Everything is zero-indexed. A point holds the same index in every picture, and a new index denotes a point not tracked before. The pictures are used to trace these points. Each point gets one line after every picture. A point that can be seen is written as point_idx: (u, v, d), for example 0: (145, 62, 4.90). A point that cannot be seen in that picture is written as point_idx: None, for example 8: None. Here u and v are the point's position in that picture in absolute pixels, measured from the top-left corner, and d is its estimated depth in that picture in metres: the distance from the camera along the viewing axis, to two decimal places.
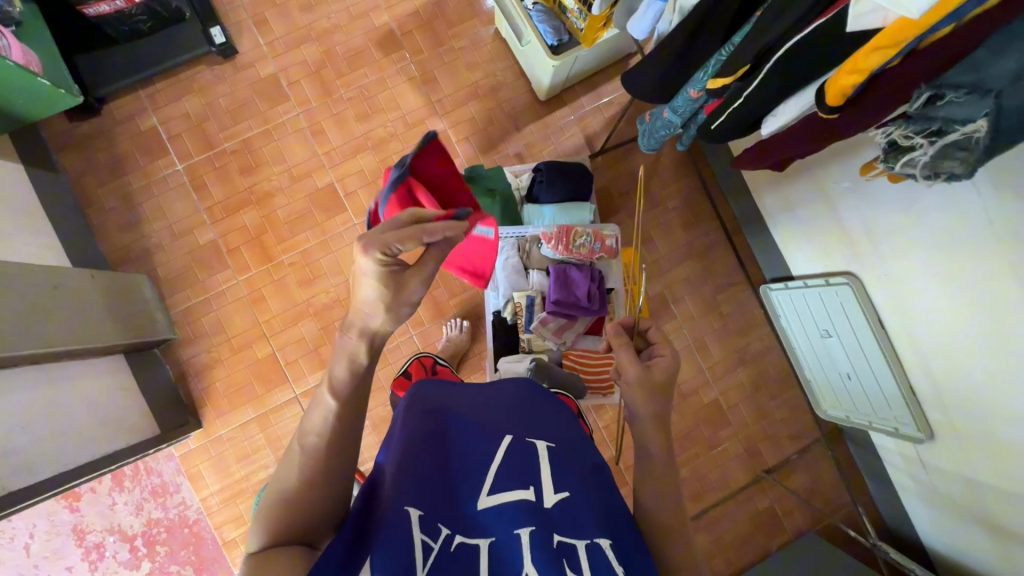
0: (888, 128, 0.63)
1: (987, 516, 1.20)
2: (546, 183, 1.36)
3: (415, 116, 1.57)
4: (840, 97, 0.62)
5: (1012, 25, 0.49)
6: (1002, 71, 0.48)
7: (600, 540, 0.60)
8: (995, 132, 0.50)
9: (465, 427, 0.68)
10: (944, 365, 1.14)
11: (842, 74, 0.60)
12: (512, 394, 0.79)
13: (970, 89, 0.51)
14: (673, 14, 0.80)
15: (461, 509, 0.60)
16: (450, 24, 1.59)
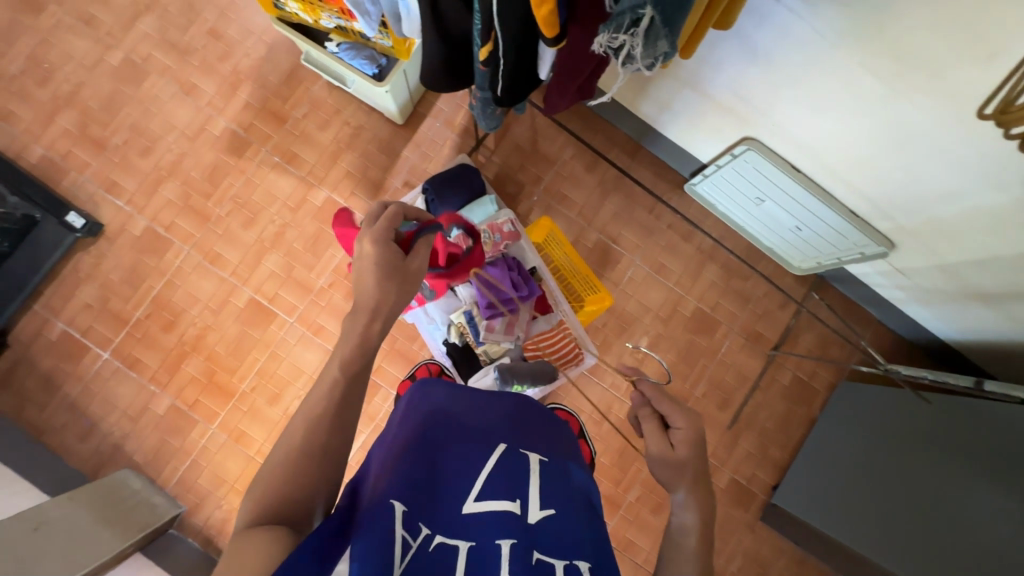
0: (597, 46, 0.59)
1: (977, 292, 1.20)
2: (438, 199, 1.36)
3: (296, 198, 1.55)
4: (552, 26, 0.57)
5: None
6: None
7: (580, 563, 0.58)
8: None
9: (460, 436, 0.67)
10: (867, 178, 1.13)
11: (536, 8, 0.55)
12: (509, 403, 0.78)
13: None
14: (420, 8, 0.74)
15: (446, 514, 0.59)
16: (284, 98, 1.57)
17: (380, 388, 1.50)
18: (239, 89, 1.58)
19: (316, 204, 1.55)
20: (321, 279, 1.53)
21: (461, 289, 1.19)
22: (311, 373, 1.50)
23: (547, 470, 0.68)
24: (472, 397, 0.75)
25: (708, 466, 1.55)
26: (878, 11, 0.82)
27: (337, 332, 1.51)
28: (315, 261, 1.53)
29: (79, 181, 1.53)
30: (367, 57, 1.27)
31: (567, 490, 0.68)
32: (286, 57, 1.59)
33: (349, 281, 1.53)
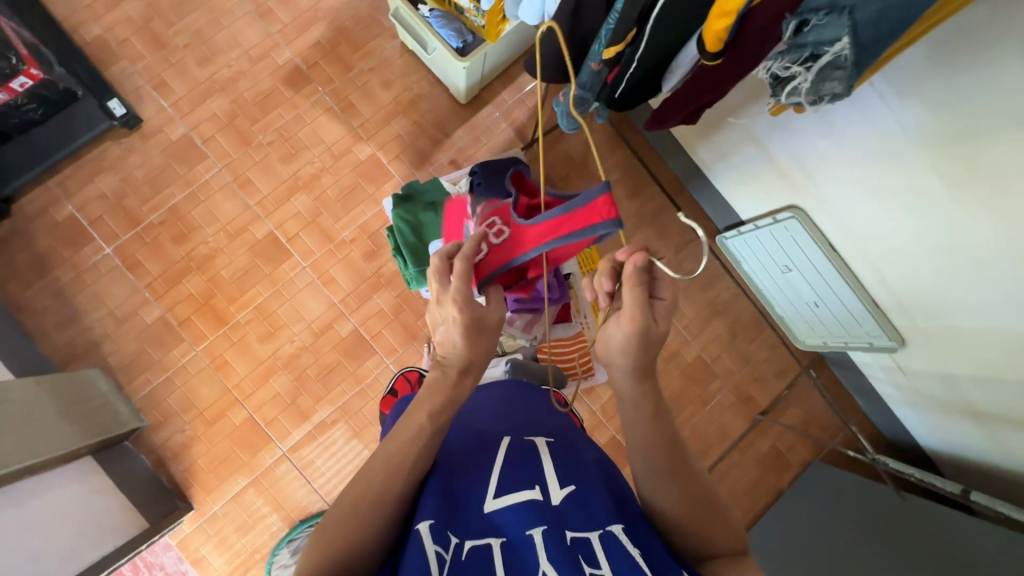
0: (766, 63, 0.63)
1: (968, 407, 1.25)
2: (485, 184, 1.35)
3: (340, 146, 1.53)
4: (718, 43, 0.63)
5: None
6: None
7: (612, 526, 0.58)
8: (859, 44, 0.54)
9: (461, 442, 0.71)
10: (898, 274, 1.17)
11: (712, 20, 0.61)
12: (500, 394, 0.82)
13: (829, 9, 0.53)
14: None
15: (472, 516, 0.60)
16: (354, 47, 1.56)
17: (374, 353, 1.48)
18: (313, 26, 1.56)
19: (359, 158, 1.53)
20: (344, 232, 1.51)
21: None
22: (309, 321, 1.48)
23: (564, 458, 0.69)
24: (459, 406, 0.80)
25: None
26: (961, 116, 0.86)
27: (346, 288, 1.49)
28: (343, 214, 1.51)
29: (129, 71, 1.50)
30: (455, 30, 1.29)
31: (586, 469, 0.68)
32: (367, 9, 1.58)
33: (371, 241, 1.52)
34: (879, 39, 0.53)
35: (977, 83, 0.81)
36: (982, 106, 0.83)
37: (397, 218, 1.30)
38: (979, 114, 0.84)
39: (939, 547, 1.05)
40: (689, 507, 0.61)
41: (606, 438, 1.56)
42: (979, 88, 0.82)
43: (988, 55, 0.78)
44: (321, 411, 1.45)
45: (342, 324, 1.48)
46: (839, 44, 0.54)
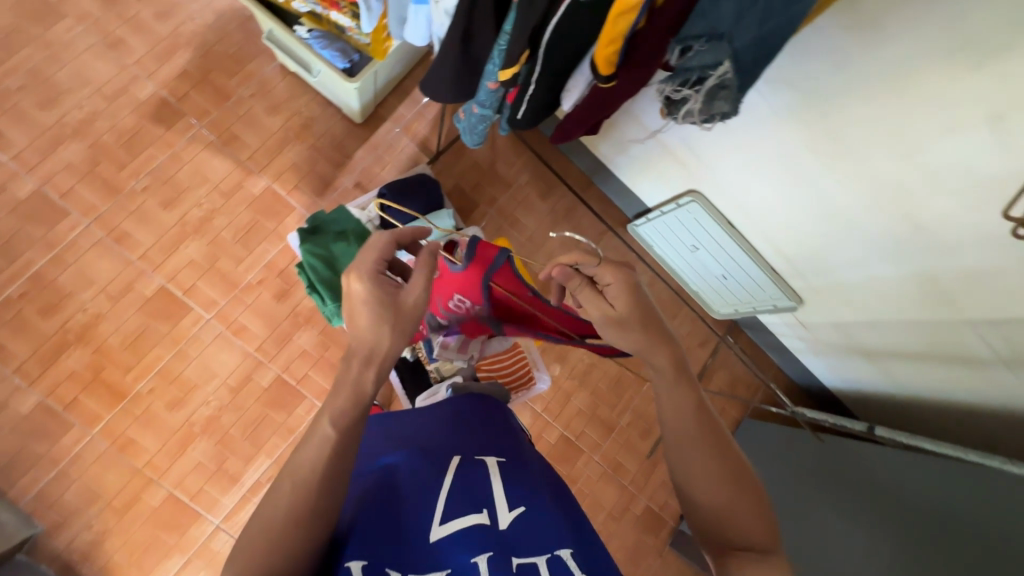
0: (661, 87, 0.69)
1: (861, 348, 1.40)
2: (395, 205, 1.30)
3: (229, 183, 1.41)
4: (610, 65, 0.66)
5: None
6: (726, 16, 0.57)
7: (561, 550, 0.58)
8: (739, 68, 0.60)
9: (409, 458, 0.65)
10: (789, 240, 1.28)
11: (602, 46, 0.63)
12: (452, 408, 0.77)
13: (708, 37, 0.59)
14: (443, 18, 0.78)
15: (416, 548, 0.56)
16: (228, 74, 1.44)
17: (303, 398, 1.38)
18: (177, 54, 1.42)
19: (253, 193, 1.42)
20: (249, 275, 1.39)
21: None
22: (224, 377, 1.35)
23: (516, 475, 0.67)
24: (413, 421, 0.73)
25: (627, 493, 1.61)
26: (823, 98, 0.96)
27: (261, 334, 1.38)
28: (244, 255, 1.39)
29: None
30: (338, 49, 1.23)
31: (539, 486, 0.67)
32: (237, 32, 1.46)
33: (282, 279, 1.41)
34: (753, 63, 0.61)
35: (829, 68, 0.91)
36: (842, 87, 0.92)
37: (307, 254, 1.21)
38: (840, 94, 0.93)
39: (865, 489, 1.16)
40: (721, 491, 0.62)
41: (555, 436, 1.59)
42: (837, 74, 0.91)
43: (840, 41, 0.87)
44: (252, 470, 1.34)
45: (262, 373, 1.37)
46: (722, 65, 0.61)
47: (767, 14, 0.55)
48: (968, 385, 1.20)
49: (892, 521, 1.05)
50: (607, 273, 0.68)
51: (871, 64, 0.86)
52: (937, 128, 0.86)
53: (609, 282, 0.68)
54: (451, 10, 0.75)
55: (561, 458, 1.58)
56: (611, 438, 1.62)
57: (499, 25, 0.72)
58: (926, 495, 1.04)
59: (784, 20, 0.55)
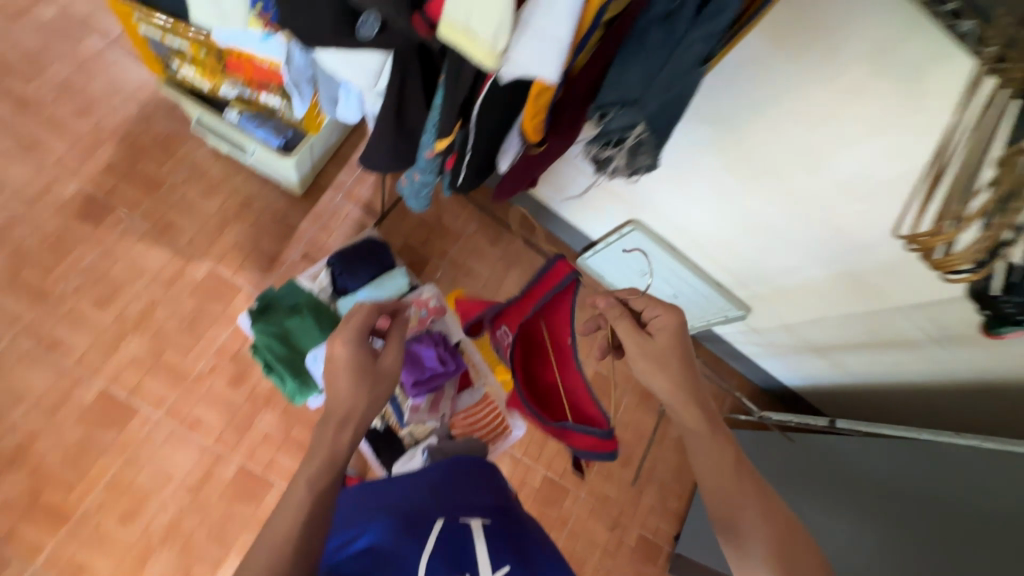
0: (588, 148, 0.74)
1: (811, 344, 1.48)
2: (346, 272, 1.30)
3: (169, 272, 1.36)
4: (538, 131, 0.69)
5: (623, 51, 0.61)
6: (635, 84, 0.61)
7: None
8: (653, 127, 0.65)
9: (392, 522, 0.61)
10: (727, 254, 1.37)
11: (528, 116, 0.67)
12: (439, 474, 0.74)
13: (621, 103, 0.63)
14: (375, 99, 0.82)
15: None
16: (157, 162, 1.41)
17: (272, 485, 1.31)
18: (100, 149, 1.38)
19: (196, 278, 1.37)
20: (199, 364, 1.33)
21: None
22: (181, 477, 1.26)
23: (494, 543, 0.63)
24: (398, 486, 0.69)
25: (619, 524, 1.60)
26: (733, 126, 1.05)
27: (219, 424, 1.31)
28: (192, 344, 1.33)
29: None
30: (272, 128, 1.22)
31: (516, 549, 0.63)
32: (162, 120, 1.44)
33: (235, 363, 1.35)
34: (665, 121, 0.65)
35: (733, 100, 1.01)
36: (747, 115, 1.02)
37: (259, 336, 1.19)
38: (746, 121, 1.02)
39: (836, 476, 1.17)
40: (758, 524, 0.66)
41: (539, 479, 1.57)
42: (740, 104, 1.00)
43: (737, 76, 0.97)
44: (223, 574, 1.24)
45: (224, 466, 1.29)
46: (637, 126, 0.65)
47: (672, 83, 0.59)
48: (910, 364, 1.29)
49: (876, 511, 1.04)
50: (655, 307, 0.78)
51: (768, 94, 0.96)
52: (838, 143, 0.96)
53: (661, 314, 0.77)
54: (383, 92, 0.81)
55: (548, 501, 1.56)
56: (594, 471, 1.62)
57: (428, 102, 0.78)
58: (902, 482, 1.04)
59: (686, 88, 0.60)
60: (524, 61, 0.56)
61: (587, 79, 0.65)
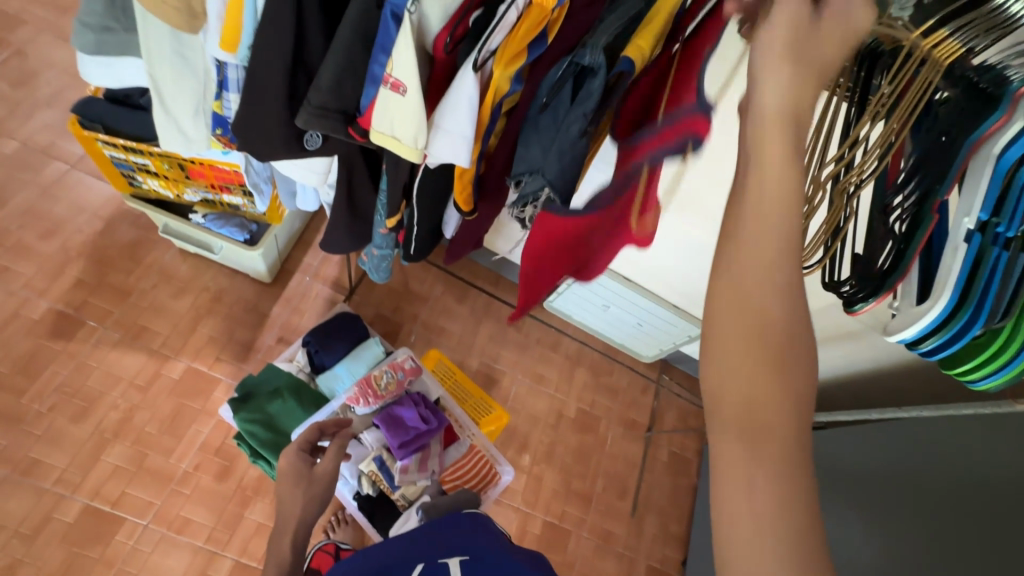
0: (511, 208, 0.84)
1: None
2: (322, 349, 1.34)
3: (145, 376, 1.37)
4: (467, 201, 0.78)
5: (529, 128, 0.70)
6: (536, 156, 0.70)
7: None
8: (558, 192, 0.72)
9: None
10: (675, 276, 1.49)
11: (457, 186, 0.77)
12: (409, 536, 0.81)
13: (529, 172, 0.72)
14: (329, 191, 0.94)
15: None
16: (126, 271, 1.46)
17: None
18: (69, 267, 1.43)
19: (173, 378, 1.39)
20: (183, 463, 1.32)
21: (367, 434, 1.15)
22: None
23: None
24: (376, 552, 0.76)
25: (625, 559, 1.60)
26: None
27: (209, 522, 1.29)
28: (174, 445, 1.33)
29: None
30: (236, 225, 1.30)
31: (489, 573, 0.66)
32: (128, 230, 1.50)
33: (220, 457, 1.35)
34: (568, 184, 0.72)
35: None
36: None
37: (241, 424, 1.21)
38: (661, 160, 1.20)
39: (826, 475, 1.21)
40: (783, 416, 0.34)
41: (539, 525, 1.57)
42: None
43: None
44: None
45: (217, 565, 1.26)
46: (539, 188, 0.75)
47: (562, 155, 0.67)
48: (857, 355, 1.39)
49: (859, 498, 1.08)
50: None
51: None
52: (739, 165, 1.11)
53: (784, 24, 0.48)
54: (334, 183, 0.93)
55: (551, 547, 1.55)
56: (593, 508, 1.63)
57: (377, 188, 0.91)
58: (879, 464, 1.08)
59: (577, 157, 0.67)
60: (442, 151, 0.68)
61: (501, 155, 0.77)
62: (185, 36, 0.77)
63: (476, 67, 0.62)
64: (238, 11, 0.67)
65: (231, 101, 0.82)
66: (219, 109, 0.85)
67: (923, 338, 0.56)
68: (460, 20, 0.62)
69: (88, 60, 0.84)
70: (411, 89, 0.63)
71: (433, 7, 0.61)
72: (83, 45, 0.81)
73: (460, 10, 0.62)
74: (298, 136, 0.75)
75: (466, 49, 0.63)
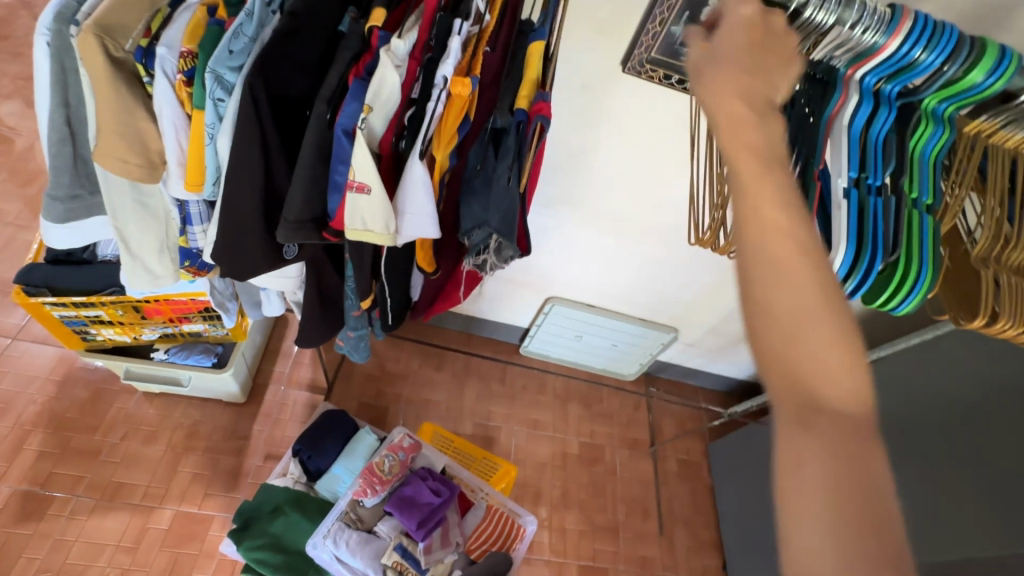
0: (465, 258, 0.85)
1: (736, 337, 1.68)
2: (314, 453, 1.31)
3: (131, 534, 1.29)
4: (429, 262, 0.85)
5: (471, 192, 0.78)
6: (474, 211, 0.78)
7: None
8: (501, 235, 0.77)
9: None
10: (636, 293, 1.58)
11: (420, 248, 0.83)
12: None
13: (474, 225, 0.78)
14: (296, 295, 0.98)
15: None
16: (89, 431, 1.39)
17: None
18: (27, 441, 1.35)
19: (162, 529, 1.31)
20: None
21: (381, 525, 1.12)
22: None
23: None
24: None
25: None
26: (591, 199, 1.31)
27: None
28: None
29: None
30: (201, 352, 1.30)
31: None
32: (86, 387, 1.44)
33: None
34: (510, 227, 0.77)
35: (580, 183, 1.27)
36: (598, 190, 1.28)
37: (247, 555, 1.14)
38: (595, 193, 1.29)
39: None
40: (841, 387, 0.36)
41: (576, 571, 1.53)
42: (587, 185, 1.28)
43: (573, 168, 1.24)
44: None
45: None
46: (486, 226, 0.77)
47: (499, 204, 0.74)
48: None
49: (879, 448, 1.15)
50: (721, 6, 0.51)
51: (600, 173, 1.25)
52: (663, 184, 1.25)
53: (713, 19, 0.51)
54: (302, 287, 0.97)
55: None
56: (621, 538, 1.61)
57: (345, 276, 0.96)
58: (890, 411, 1.16)
59: (509, 200, 0.74)
60: (412, 231, 0.74)
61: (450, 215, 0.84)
62: (146, 187, 0.83)
63: (421, 154, 0.69)
64: (200, 157, 0.74)
65: (196, 234, 0.87)
66: (185, 243, 0.89)
67: (842, 281, 0.58)
68: (398, 121, 0.70)
69: (55, 231, 0.86)
70: (376, 187, 0.69)
71: (377, 118, 0.68)
72: (53, 217, 0.83)
73: (398, 112, 0.69)
74: (277, 251, 0.79)
75: (408, 141, 0.70)
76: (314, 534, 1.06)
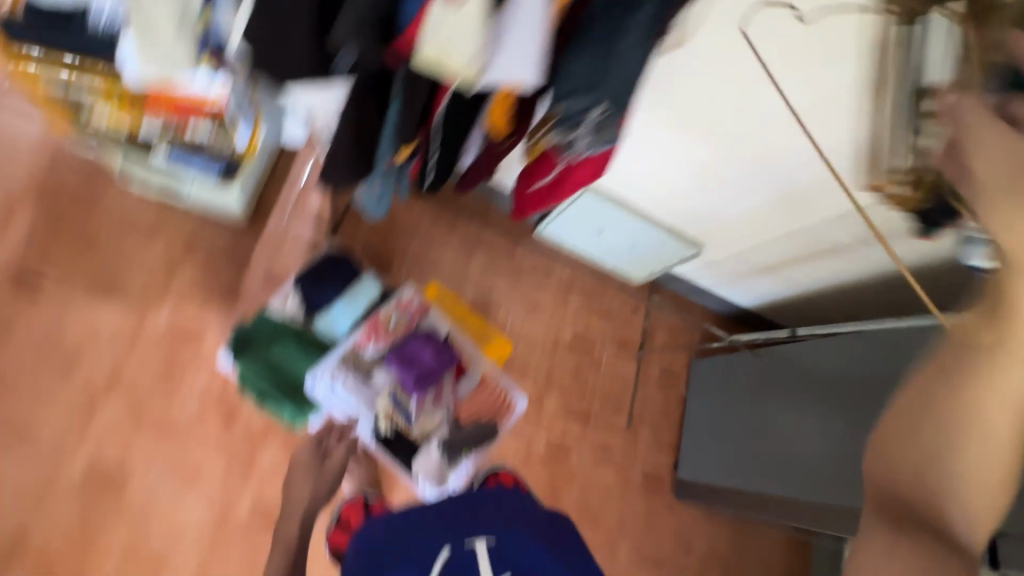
0: (552, 134, 0.75)
1: (757, 266, 1.63)
2: (317, 291, 1.28)
3: (127, 328, 1.30)
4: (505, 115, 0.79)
5: (585, 37, 0.66)
6: (584, 66, 0.66)
7: None
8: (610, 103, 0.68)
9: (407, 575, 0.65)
10: (677, 201, 1.46)
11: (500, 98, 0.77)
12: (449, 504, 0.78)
13: (581, 86, 0.67)
14: (330, 108, 0.89)
15: None
16: (81, 217, 1.32)
17: None
18: (14, 215, 1.28)
19: (157, 329, 1.32)
20: (185, 413, 1.30)
21: (377, 374, 1.13)
22: (196, 529, 1.26)
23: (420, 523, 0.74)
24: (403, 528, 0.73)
25: (622, 467, 1.72)
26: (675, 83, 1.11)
27: (221, 468, 1.30)
28: (172, 397, 1.30)
29: None
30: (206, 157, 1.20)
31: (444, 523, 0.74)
32: (76, 171, 1.34)
33: (222, 404, 1.33)
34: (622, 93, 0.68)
35: (671, 61, 1.07)
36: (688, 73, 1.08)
37: (245, 373, 1.18)
38: (682, 76, 1.09)
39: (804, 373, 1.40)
40: None
41: (543, 444, 1.65)
42: (678, 65, 1.07)
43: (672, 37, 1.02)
44: None
45: (236, 506, 1.30)
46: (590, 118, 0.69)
47: (627, 61, 0.65)
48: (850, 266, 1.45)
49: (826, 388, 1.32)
50: None
51: (698, 53, 1.03)
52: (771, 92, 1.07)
53: None
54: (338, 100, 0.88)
55: (555, 463, 1.65)
56: (591, 425, 1.71)
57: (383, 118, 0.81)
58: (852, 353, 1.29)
59: (626, 64, 0.66)
60: (503, 71, 0.62)
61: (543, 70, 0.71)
62: None
63: None
64: None
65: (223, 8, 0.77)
66: (209, 20, 0.79)
67: None
68: None
69: None
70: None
71: None
72: None
73: None
74: (326, 60, 0.66)
75: None
76: (315, 366, 1.08)
